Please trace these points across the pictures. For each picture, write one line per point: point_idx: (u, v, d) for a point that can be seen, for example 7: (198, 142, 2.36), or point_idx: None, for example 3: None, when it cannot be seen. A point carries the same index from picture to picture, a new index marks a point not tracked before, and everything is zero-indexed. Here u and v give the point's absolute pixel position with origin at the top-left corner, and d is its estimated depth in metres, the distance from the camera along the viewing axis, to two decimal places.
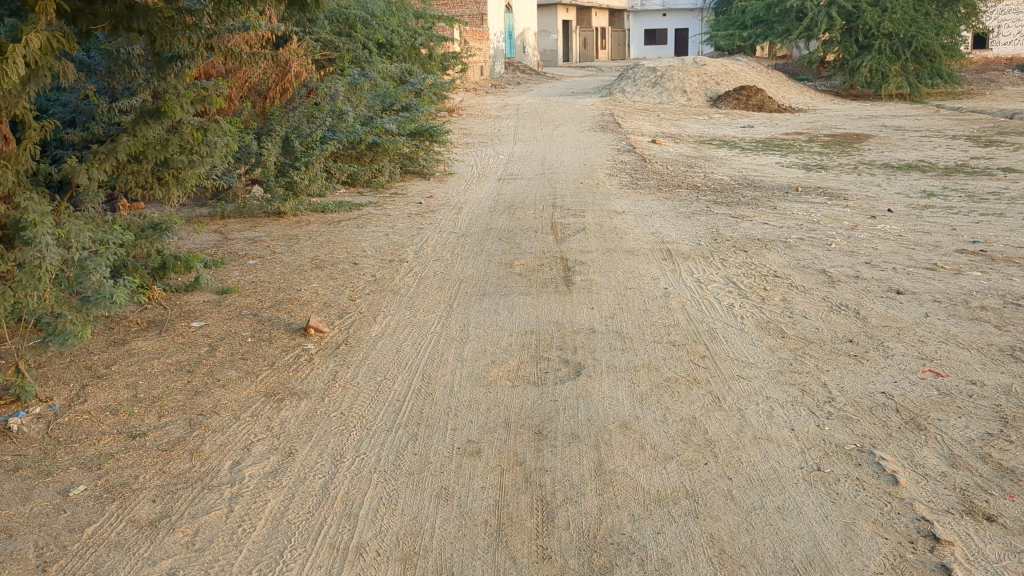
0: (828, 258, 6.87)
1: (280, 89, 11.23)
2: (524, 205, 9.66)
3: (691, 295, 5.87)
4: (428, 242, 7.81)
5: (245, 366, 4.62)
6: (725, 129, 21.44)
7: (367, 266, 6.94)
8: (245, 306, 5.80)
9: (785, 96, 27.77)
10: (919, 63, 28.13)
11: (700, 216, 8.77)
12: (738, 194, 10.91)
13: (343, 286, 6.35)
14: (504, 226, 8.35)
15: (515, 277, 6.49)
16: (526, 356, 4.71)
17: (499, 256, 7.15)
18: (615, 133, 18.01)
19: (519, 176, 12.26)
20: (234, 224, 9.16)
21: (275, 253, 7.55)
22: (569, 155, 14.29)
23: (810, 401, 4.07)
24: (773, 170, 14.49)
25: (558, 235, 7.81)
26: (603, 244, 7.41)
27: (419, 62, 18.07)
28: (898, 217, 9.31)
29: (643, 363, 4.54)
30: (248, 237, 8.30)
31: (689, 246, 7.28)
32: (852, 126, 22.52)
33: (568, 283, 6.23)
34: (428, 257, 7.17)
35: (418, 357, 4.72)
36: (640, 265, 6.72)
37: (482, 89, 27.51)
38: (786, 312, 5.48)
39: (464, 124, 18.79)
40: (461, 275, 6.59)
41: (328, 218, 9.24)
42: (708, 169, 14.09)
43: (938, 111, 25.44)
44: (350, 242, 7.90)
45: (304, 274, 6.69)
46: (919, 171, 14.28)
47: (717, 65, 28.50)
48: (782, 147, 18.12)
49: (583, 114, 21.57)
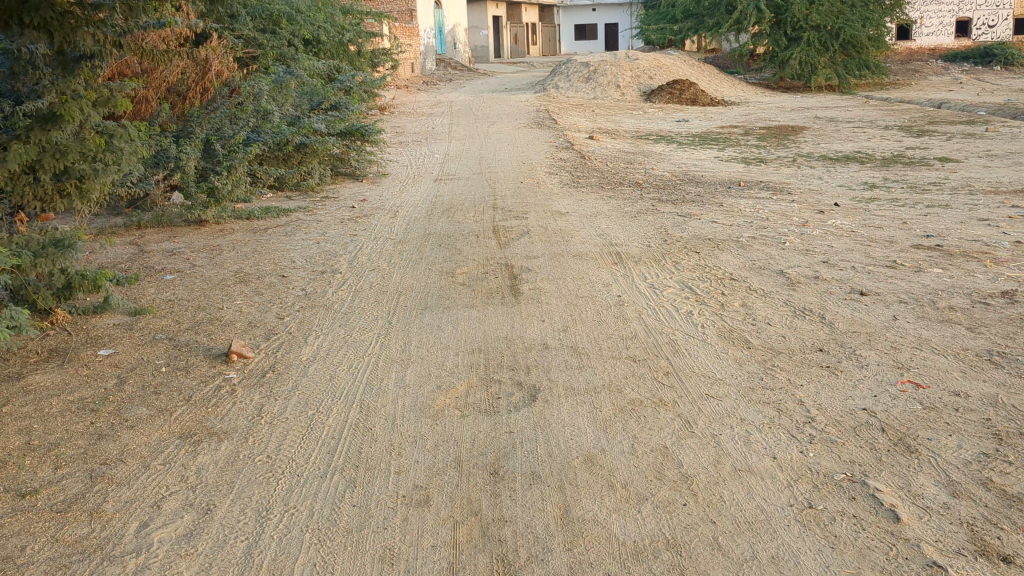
0: (784, 257, 6.57)
1: (201, 89, 10.68)
2: (463, 207, 9.22)
3: (647, 302, 5.50)
4: (362, 250, 7.32)
5: (159, 402, 4.10)
6: (661, 123, 21.25)
7: (297, 279, 6.43)
8: (161, 330, 5.25)
9: (717, 90, 27.75)
10: (847, 55, 28.35)
11: (646, 215, 8.43)
12: (682, 191, 10.62)
13: (270, 302, 5.83)
14: (443, 231, 7.89)
15: (457, 287, 6.05)
16: (474, 379, 4.28)
17: (439, 264, 6.70)
18: (551, 129, 17.66)
19: (456, 176, 11.80)
20: (152, 234, 8.56)
21: (196, 266, 6.98)
22: (506, 153, 13.88)
23: (788, 422, 3.71)
24: (713, 164, 14.27)
25: (500, 239, 7.39)
26: (549, 248, 7.01)
27: (347, 59, 17.48)
28: (846, 211, 9.10)
29: (603, 384, 4.15)
30: (167, 249, 7.71)
31: (640, 248, 6.92)
32: (786, 118, 22.53)
33: (515, 293, 5.81)
34: (363, 268, 6.68)
35: (354, 384, 4.26)
36: (589, 270, 6.33)
37: (413, 87, 26.94)
38: (749, 319, 5.14)
39: (397, 122, 18.26)
40: (399, 287, 6.12)
41: (254, 226, 8.69)
42: (648, 164, 13.80)
43: (868, 102, 25.65)
44: (278, 253, 7.36)
45: (227, 290, 6.16)
46: (858, 163, 14.19)
47: (650, 59, 28.37)
48: (719, 141, 17.96)
49: (518, 110, 21.18)
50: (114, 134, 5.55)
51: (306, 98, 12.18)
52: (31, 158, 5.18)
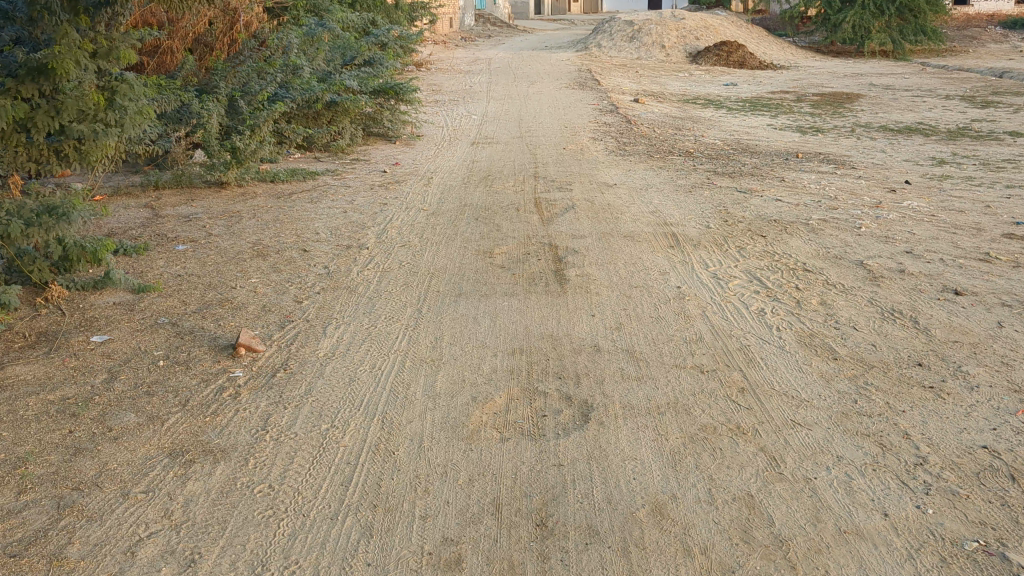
0: (860, 246, 5.87)
1: (228, 41, 10.29)
2: (502, 175, 8.57)
3: (711, 297, 4.85)
4: (393, 222, 6.72)
5: (151, 406, 3.53)
6: (708, 86, 20.37)
7: (320, 254, 5.85)
8: (164, 312, 4.69)
9: (766, 52, 26.71)
10: (903, 19, 27.13)
11: (702, 190, 7.74)
12: (737, 162, 9.91)
13: (288, 282, 5.26)
14: (480, 203, 7.26)
15: (496, 269, 5.44)
16: (515, 389, 3.68)
17: (476, 241, 6.08)
18: (594, 90, 16.87)
19: (494, 140, 11.12)
20: (170, 195, 8.00)
21: (212, 236, 6.42)
22: (547, 116, 13.15)
23: (896, 463, 3.08)
24: (767, 133, 13.45)
25: (543, 214, 6.76)
26: (597, 227, 6.36)
27: (384, 13, 16.75)
28: (919, 191, 8.33)
29: (668, 403, 3.53)
30: (183, 214, 7.15)
31: (698, 229, 6.25)
32: (840, 84, 21.51)
33: (560, 280, 5.18)
34: (393, 243, 6.09)
35: (377, 391, 3.68)
36: (643, 254, 5.70)
37: (452, 43, 26.17)
38: (830, 323, 4.48)
39: (434, 80, 17.55)
40: (432, 268, 5.52)
41: (278, 190, 8.11)
42: (698, 131, 13.02)
43: (925, 69, 24.48)
44: (301, 222, 6.77)
45: (242, 266, 5.59)
46: (921, 136, 13.31)
47: (697, 19, 27.35)
48: (771, 107, 17.06)
49: (559, 69, 20.36)
50: (116, 91, 5.03)
51: (337, 53, 11.53)
52: (23, 115, 4.66)
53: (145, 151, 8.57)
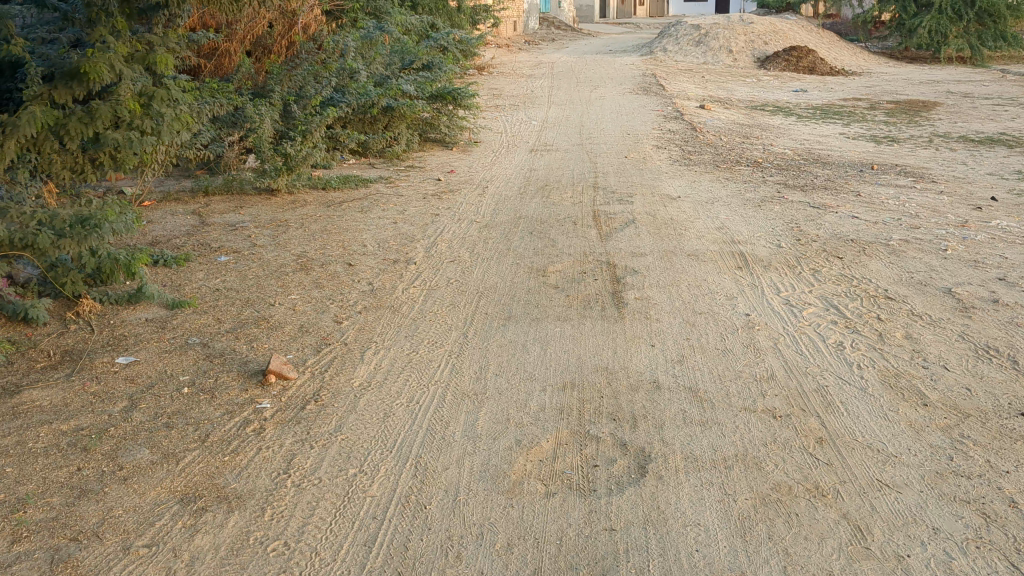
0: (947, 271, 5.39)
1: (285, 44, 10.13)
2: (559, 185, 8.21)
3: (783, 327, 4.43)
4: (443, 235, 6.42)
5: (168, 441, 3.26)
6: (777, 92, 19.77)
7: (365, 269, 5.56)
8: (196, 332, 4.43)
9: (838, 58, 25.92)
10: (983, 24, 26.12)
11: (772, 205, 7.28)
12: (808, 174, 9.43)
13: (329, 300, 4.97)
14: (535, 215, 6.92)
15: (550, 290, 5.10)
16: (564, 432, 3.32)
17: (529, 258, 5.74)
18: (658, 95, 16.40)
19: (553, 147, 10.77)
20: (219, 201, 7.80)
21: (256, 246, 6.18)
22: (609, 123, 12.75)
23: (1003, 539, 2.66)
24: (840, 142, 12.88)
25: (602, 229, 6.40)
26: (659, 244, 5.97)
27: (445, 15, 16.48)
28: (1007, 208, 7.76)
29: (736, 454, 3.14)
30: (230, 222, 6.93)
31: (768, 249, 5.82)
32: (915, 92, 20.70)
33: (618, 304, 4.81)
34: (442, 259, 5.79)
35: (413, 430, 3.36)
36: (708, 275, 5.31)
37: (514, 46, 25.90)
38: (917, 361, 4.04)
39: (495, 83, 17.24)
40: (481, 287, 5.19)
41: (329, 198, 7.87)
42: (766, 140, 12.51)
43: (1005, 76, 23.50)
44: (349, 233, 6.50)
45: (283, 281, 5.33)
46: (1004, 147, 12.62)
47: (766, 23, 26.67)
48: (843, 115, 16.42)
49: (622, 74, 19.94)
50: (153, 96, 4.84)
51: (396, 57, 11.29)
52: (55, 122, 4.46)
53: (196, 156, 8.41)
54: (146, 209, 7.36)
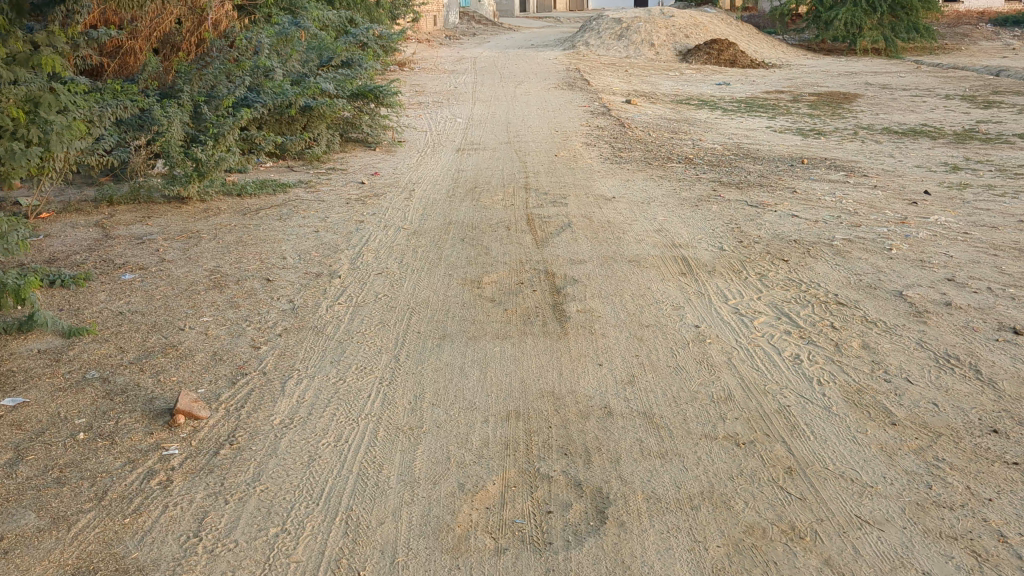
0: (894, 272, 5.23)
1: (195, 41, 9.65)
2: (489, 187, 7.89)
3: (735, 339, 4.19)
4: (369, 244, 6.04)
5: (60, 500, 2.83)
6: (701, 86, 19.75)
7: (285, 285, 5.16)
8: (95, 363, 3.99)
9: (758, 51, 26.11)
10: (896, 17, 26.59)
11: (709, 204, 7.08)
12: (741, 170, 9.28)
13: (245, 322, 4.56)
14: (466, 220, 6.59)
15: (486, 303, 4.77)
16: (511, 472, 3.00)
17: (462, 268, 5.40)
18: (584, 91, 16.20)
19: (481, 146, 10.44)
20: (125, 211, 7.28)
21: (164, 261, 5.71)
22: (536, 119, 12.48)
23: None
24: (767, 136, 12.82)
25: (537, 234, 6.10)
26: (598, 250, 5.69)
27: (364, 10, 16.00)
28: (942, 203, 7.69)
29: (701, 491, 2.86)
30: (136, 234, 6.44)
31: (710, 252, 5.59)
32: (835, 84, 20.91)
33: (560, 317, 4.51)
34: (368, 271, 5.41)
35: (343, 477, 3.00)
36: (652, 283, 5.04)
37: (436, 41, 25.47)
38: (878, 374, 3.82)
39: (417, 79, 16.83)
40: (413, 302, 4.84)
41: (245, 205, 7.40)
42: (695, 135, 12.38)
43: (920, 67, 23.93)
44: (266, 244, 6.07)
45: (195, 301, 4.90)
46: (927, 139, 12.70)
47: (686, 16, 26.73)
48: (767, 108, 16.44)
49: (546, 69, 19.70)
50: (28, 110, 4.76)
51: (313, 55, 10.81)
52: None
53: (99, 162, 7.86)
54: (44, 222, 6.80)
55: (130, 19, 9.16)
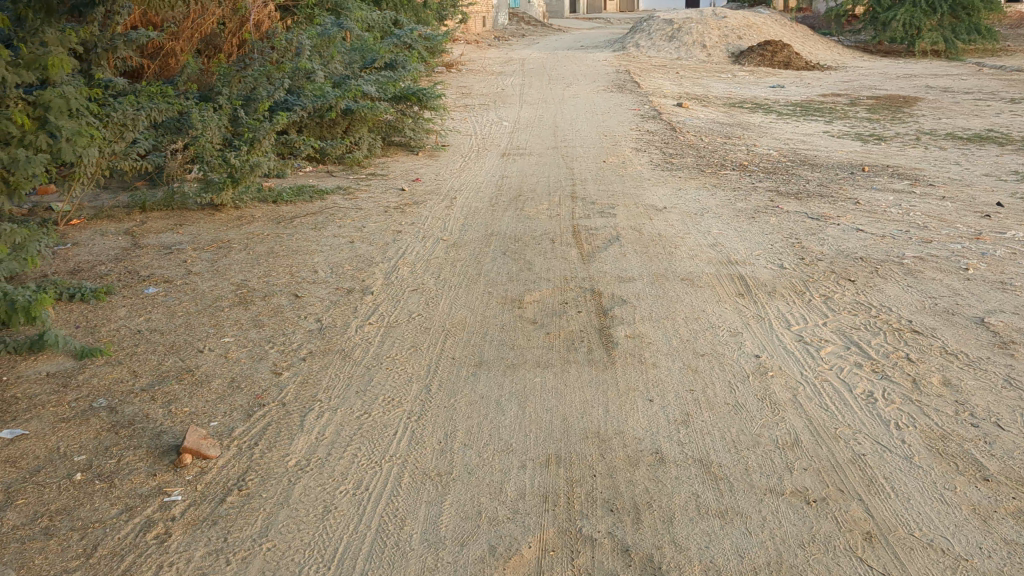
0: (973, 295, 4.78)
1: (237, 42, 9.44)
2: (534, 195, 7.54)
3: (801, 373, 3.79)
4: (406, 257, 5.73)
5: (44, 557, 2.55)
6: (754, 89, 19.21)
7: (314, 301, 4.86)
8: (104, 390, 3.72)
9: (813, 52, 25.45)
10: (956, 17, 25.73)
11: (767, 215, 6.66)
12: (799, 178, 8.83)
13: (269, 344, 4.27)
14: (509, 231, 6.25)
15: (528, 326, 4.42)
16: (549, 532, 2.66)
17: (503, 285, 5.06)
18: (634, 93, 15.80)
19: (526, 151, 10.10)
20: (157, 218, 7.07)
21: (190, 274, 5.45)
22: (584, 123, 12.10)
23: None
24: (825, 142, 12.32)
25: (583, 248, 5.74)
26: (648, 266, 5.31)
27: (411, 11, 15.75)
28: (1017, 215, 7.18)
29: (766, 563, 2.49)
30: (165, 244, 6.20)
31: (770, 271, 5.18)
32: (894, 86, 20.21)
33: (607, 343, 4.14)
34: (403, 288, 5.09)
35: (359, 534, 2.68)
36: (708, 305, 4.65)
37: (483, 42, 25.20)
38: (965, 416, 3.40)
39: (463, 81, 16.54)
40: (448, 323, 4.51)
41: (280, 213, 7.14)
42: (749, 140, 11.92)
43: (983, 69, 23.09)
44: (298, 256, 5.78)
45: (218, 319, 4.62)
46: (995, 145, 12.09)
47: (739, 17, 26.14)
48: (824, 112, 15.88)
49: (595, 71, 19.31)
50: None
51: (356, 56, 10.54)
52: None
53: (133, 167, 7.66)
54: (73, 230, 6.61)
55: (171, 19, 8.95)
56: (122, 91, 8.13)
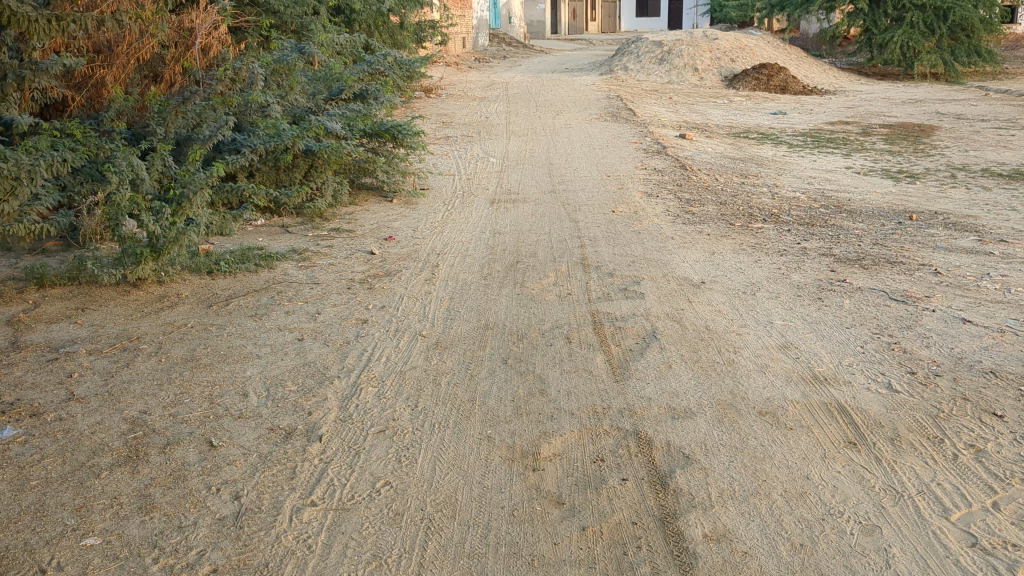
0: None
1: (180, 69, 7.80)
2: (534, 262, 6.11)
3: None
4: (373, 368, 4.23)
5: None
6: (756, 116, 17.92)
7: (237, 458, 3.35)
8: None
9: (809, 75, 24.20)
10: (954, 39, 24.17)
11: (836, 294, 5.24)
12: (844, 233, 7.46)
13: (153, 552, 2.76)
14: (509, 324, 4.78)
15: (552, 509, 2.94)
16: None
17: (507, 423, 3.57)
18: (631, 122, 14.44)
19: (519, 196, 8.64)
20: (59, 297, 5.55)
21: (71, 399, 3.93)
22: (583, 160, 10.70)
23: None
24: (850, 180, 10.97)
25: (611, 354, 4.28)
26: (706, 387, 3.84)
27: (387, 32, 14.39)
28: None
29: None
30: (54, 343, 4.68)
31: (879, 397, 3.73)
32: (902, 113, 18.91)
33: (680, 554, 2.67)
34: (365, 429, 3.58)
35: None
36: (811, 465, 3.18)
37: (465, 64, 23.86)
38: None
39: (445, 109, 15.15)
40: (430, 503, 3.02)
41: (214, 290, 5.63)
42: (768, 179, 10.56)
43: (989, 94, 21.87)
44: (225, 367, 4.28)
45: (87, 495, 3.10)
46: None
47: (731, 39, 24.91)
48: (838, 143, 14.54)
49: (585, 96, 17.97)
50: None
51: (320, 85, 9.04)
52: None
53: (36, 231, 6.15)
54: None
55: (105, 43, 7.50)
56: (30, 132, 6.62)
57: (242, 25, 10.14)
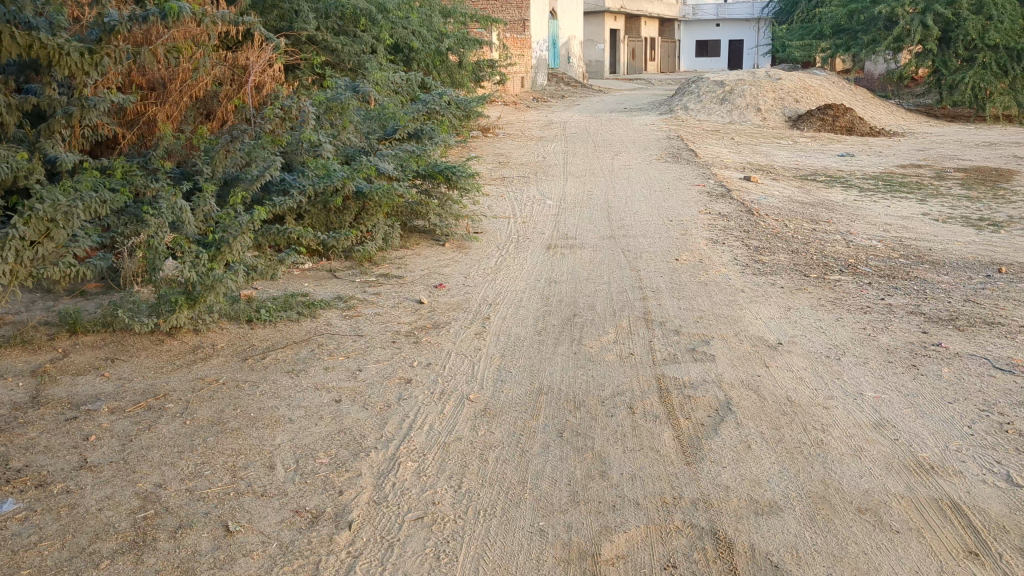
0: None
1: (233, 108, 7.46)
2: (594, 316, 5.65)
3: None
4: (415, 438, 3.80)
5: None
6: (822, 158, 17.31)
7: (255, 548, 2.94)
8: None
9: (876, 117, 23.47)
10: None
11: (932, 361, 4.70)
12: (930, 287, 6.87)
13: None
14: (566, 388, 4.33)
15: None
16: None
17: (564, 514, 3.11)
18: (694, 164, 13.97)
19: (577, 242, 8.21)
20: (89, 345, 5.24)
21: (83, 468, 3.56)
22: (644, 203, 10.24)
23: None
24: (929, 228, 10.32)
25: (682, 429, 3.80)
26: (794, 475, 3.35)
27: (444, 71, 14.13)
28: None
29: None
30: (76, 400, 4.33)
31: (998, 494, 3.20)
32: (977, 156, 18.12)
33: None
34: (401, 515, 3.15)
35: None
36: None
37: (523, 104, 23.63)
38: None
39: (503, 149, 14.83)
40: None
41: (252, 341, 5.28)
42: (841, 226, 9.98)
43: None
44: (254, 432, 3.88)
45: None
46: None
47: (795, 79, 24.30)
48: (910, 187, 13.87)
49: (645, 137, 17.54)
50: None
51: (373, 124, 8.74)
52: None
53: (72, 274, 5.80)
54: None
55: (159, 80, 7.15)
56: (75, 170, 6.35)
57: (296, 63, 9.94)
